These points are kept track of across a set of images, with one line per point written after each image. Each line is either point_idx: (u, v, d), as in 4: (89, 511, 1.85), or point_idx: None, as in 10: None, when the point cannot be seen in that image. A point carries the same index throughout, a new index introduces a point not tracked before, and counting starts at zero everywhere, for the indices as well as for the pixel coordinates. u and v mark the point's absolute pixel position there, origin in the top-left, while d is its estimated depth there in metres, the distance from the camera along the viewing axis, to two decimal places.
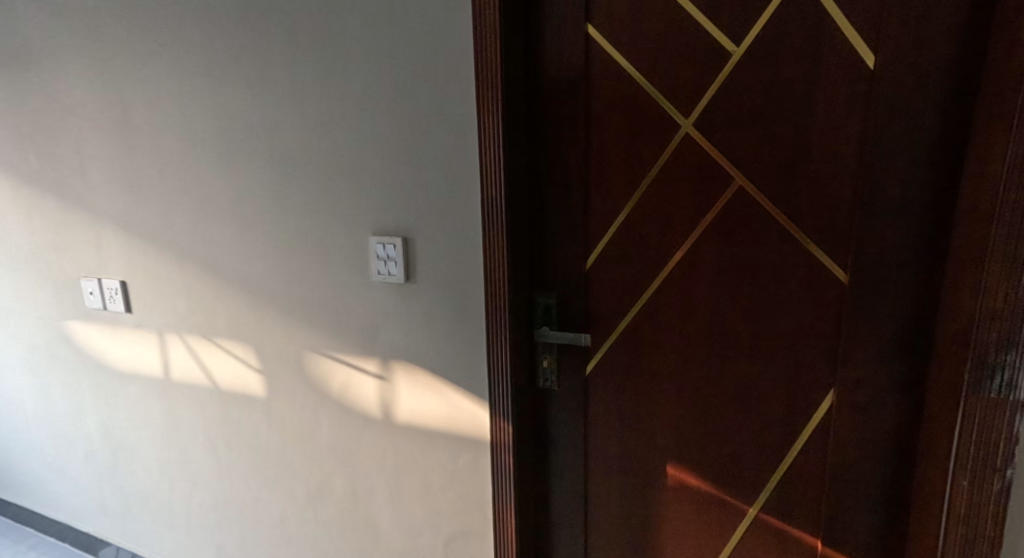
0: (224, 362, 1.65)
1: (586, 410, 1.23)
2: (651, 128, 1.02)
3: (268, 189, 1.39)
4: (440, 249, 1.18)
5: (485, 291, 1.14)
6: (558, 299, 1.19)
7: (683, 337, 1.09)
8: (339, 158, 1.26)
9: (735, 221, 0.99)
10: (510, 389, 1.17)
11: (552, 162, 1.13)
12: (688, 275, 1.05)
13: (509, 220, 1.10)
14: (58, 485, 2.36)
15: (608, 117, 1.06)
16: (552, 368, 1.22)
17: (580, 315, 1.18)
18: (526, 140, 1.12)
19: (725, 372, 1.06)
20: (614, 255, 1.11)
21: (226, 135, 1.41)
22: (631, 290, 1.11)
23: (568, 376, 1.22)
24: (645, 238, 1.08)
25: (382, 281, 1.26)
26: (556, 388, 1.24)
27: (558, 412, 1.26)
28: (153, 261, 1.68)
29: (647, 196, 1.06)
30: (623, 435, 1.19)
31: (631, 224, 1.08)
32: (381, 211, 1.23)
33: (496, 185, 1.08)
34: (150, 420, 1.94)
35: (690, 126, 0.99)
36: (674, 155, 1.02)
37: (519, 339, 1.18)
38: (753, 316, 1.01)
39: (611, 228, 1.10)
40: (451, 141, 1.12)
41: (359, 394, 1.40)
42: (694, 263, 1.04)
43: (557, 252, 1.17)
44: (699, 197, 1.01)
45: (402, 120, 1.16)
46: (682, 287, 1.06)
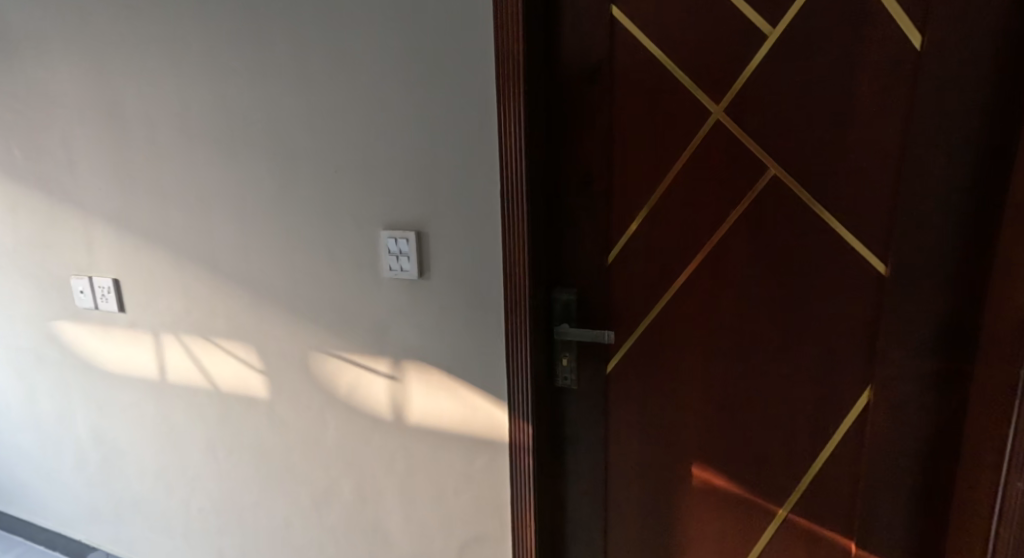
0: (223, 363, 1.59)
1: (607, 410, 1.19)
2: (679, 116, 0.99)
3: (271, 182, 1.33)
4: (456, 243, 1.13)
5: (504, 286, 1.10)
6: (578, 295, 1.15)
7: (710, 334, 1.05)
8: (349, 150, 1.20)
9: (768, 212, 0.95)
10: (529, 388, 1.13)
11: (573, 153, 1.08)
12: (717, 269, 1.02)
13: (531, 213, 1.05)
14: (47, 491, 2.28)
15: (634, 104, 1.01)
16: (572, 367, 1.18)
17: (601, 312, 1.14)
18: (546, 129, 1.08)
19: (754, 370, 1.03)
20: (638, 249, 1.07)
21: (227, 126, 1.35)
22: (656, 285, 1.08)
23: (588, 375, 1.18)
24: (671, 232, 1.04)
25: (393, 277, 1.21)
26: (575, 388, 1.20)
27: (577, 412, 1.22)
28: (147, 259, 1.61)
29: (675, 187, 1.02)
30: (645, 435, 1.16)
31: (657, 217, 1.04)
32: (394, 204, 1.18)
33: (517, 176, 1.03)
34: (144, 424, 1.88)
35: (721, 113, 0.96)
36: (704, 144, 0.98)
37: (538, 336, 1.13)
38: (785, 312, 0.98)
39: (635, 220, 1.06)
40: (470, 131, 1.07)
41: (369, 394, 1.35)
42: (723, 256, 1.00)
43: (578, 246, 1.12)
44: (730, 187, 0.97)
45: (416, 108, 1.11)
46: (710, 282, 1.03)
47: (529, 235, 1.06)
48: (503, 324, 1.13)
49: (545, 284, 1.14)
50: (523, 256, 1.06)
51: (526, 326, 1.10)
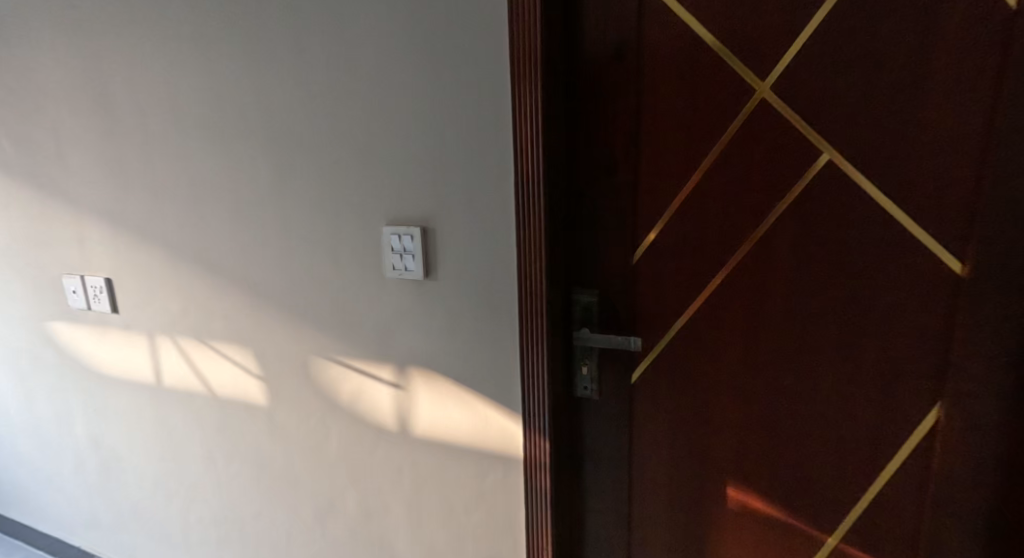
0: (220, 368, 1.50)
1: (631, 422, 1.08)
2: (718, 96, 0.87)
3: (265, 175, 1.23)
4: (466, 241, 1.03)
5: (519, 288, 0.99)
6: (601, 297, 1.04)
7: (749, 340, 0.94)
8: (349, 138, 1.10)
9: (819, 204, 0.84)
10: (547, 400, 1.02)
11: (595, 139, 0.97)
12: (759, 268, 0.91)
13: (549, 206, 0.94)
14: (46, 496, 2.22)
15: (665, 83, 0.90)
16: (592, 375, 1.07)
17: (626, 315, 1.03)
18: (565, 112, 0.97)
19: (800, 381, 0.92)
20: (668, 246, 0.96)
21: (218, 114, 1.25)
22: (688, 286, 0.97)
23: (611, 385, 1.08)
24: (707, 226, 0.93)
25: (397, 278, 1.11)
26: (596, 398, 1.09)
27: (598, 425, 1.11)
28: (139, 257, 1.52)
29: (711, 176, 0.91)
30: (674, 451, 1.05)
31: (691, 210, 0.93)
32: (397, 197, 1.08)
33: (533, 166, 0.92)
34: (141, 429, 1.80)
35: (767, 91, 0.85)
36: (745, 126, 0.87)
37: (557, 343, 1.03)
38: (837, 316, 0.87)
39: (666, 214, 0.95)
40: (480, 116, 0.97)
41: (373, 404, 1.25)
42: (767, 254, 0.89)
43: (600, 243, 1.02)
44: (775, 177, 0.87)
45: (420, 92, 1.01)
46: (752, 283, 0.92)
47: (548, 230, 0.95)
48: (517, 329, 1.02)
49: (564, 285, 1.04)
50: (541, 254, 0.95)
51: (544, 332, 0.99)
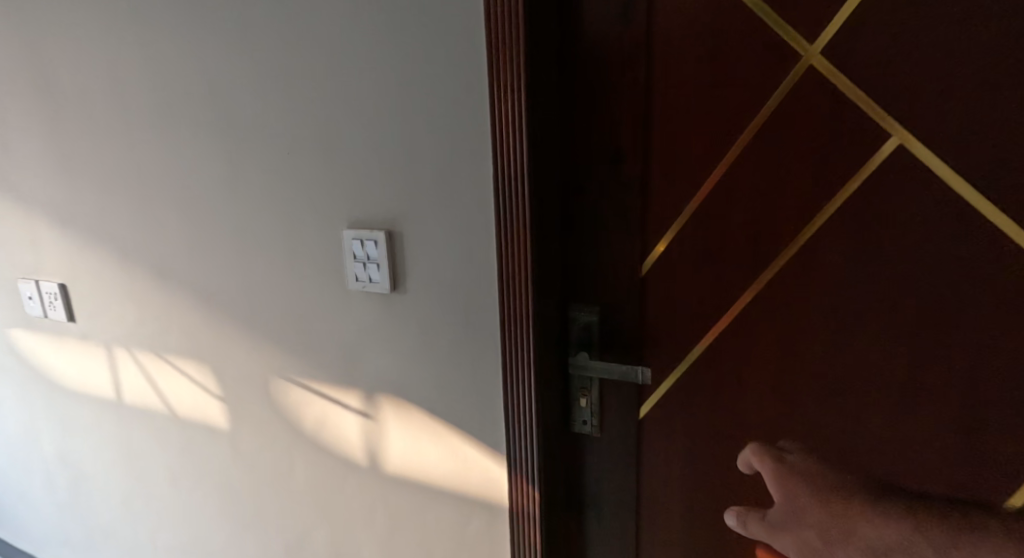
0: (178, 386, 1.34)
1: (639, 461, 0.91)
2: (751, 65, 0.70)
3: (213, 169, 1.06)
4: (439, 246, 0.85)
5: (501, 304, 0.81)
6: (602, 314, 0.86)
7: (787, 369, 0.76)
8: (304, 125, 0.93)
9: (883, 203, 0.66)
10: (537, 440, 0.85)
11: (597, 122, 0.80)
12: (800, 281, 0.73)
13: (536, 204, 0.76)
14: (17, 512, 2.09)
15: (684, 51, 0.73)
16: (592, 406, 0.90)
17: (633, 335, 0.86)
18: (560, 90, 0.80)
19: (850, 422, 0.73)
20: (686, 252, 0.79)
21: (159, 98, 1.08)
22: (709, 300, 0.79)
23: (615, 418, 0.90)
24: (734, 229, 0.75)
25: (362, 290, 0.93)
26: (598, 434, 0.91)
27: (599, 465, 0.93)
28: (90, 261, 1.36)
29: (740, 167, 0.73)
30: (690, 497, 0.88)
31: (714, 208, 0.76)
32: (359, 194, 0.90)
33: (516, 154, 0.74)
34: (104, 446, 1.65)
35: (815, 57, 0.67)
36: (786, 102, 0.69)
37: (549, 370, 0.85)
38: (901, 344, 0.68)
39: (684, 212, 0.78)
40: (453, 94, 0.79)
41: (340, 434, 1.09)
42: (811, 263, 0.71)
43: (603, 249, 0.84)
44: (824, 168, 0.68)
45: (382, 66, 0.84)
46: (791, 299, 0.74)
47: (535, 235, 0.77)
48: (500, 354, 0.84)
49: (558, 301, 0.86)
50: (527, 264, 0.77)
51: (532, 360, 0.81)
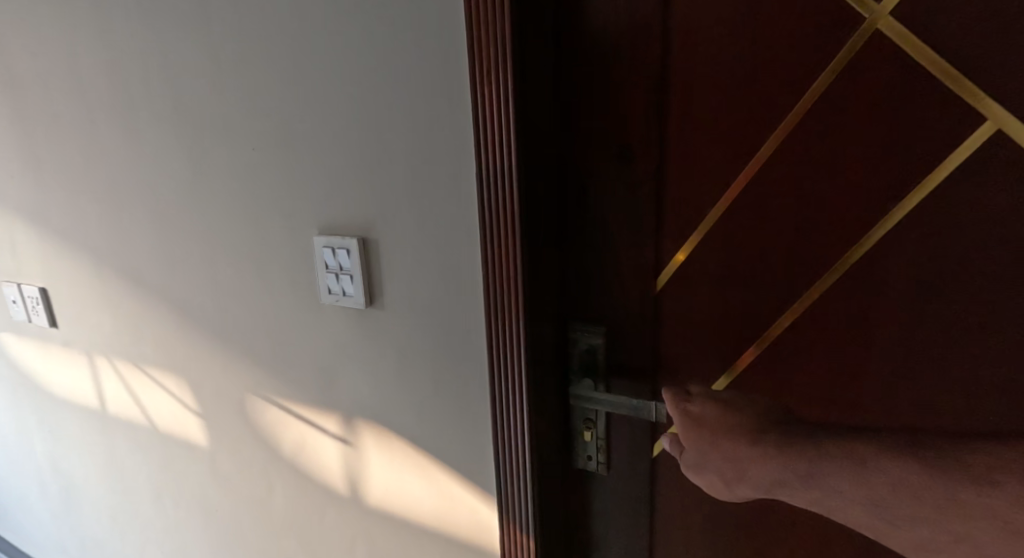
0: (157, 399, 1.25)
1: (653, 506, 0.78)
2: (794, 36, 0.56)
3: (180, 167, 0.96)
4: (418, 256, 0.75)
5: (488, 324, 0.70)
6: (608, 336, 0.74)
7: (834, 407, 0.64)
8: (271, 117, 0.83)
9: (966, 207, 0.52)
10: (531, 483, 0.73)
11: (603, 110, 0.67)
12: (852, 302, 0.60)
13: (527, 209, 0.64)
14: (17, 518, 2.04)
15: (710, 21, 0.60)
16: (598, 441, 0.77)
17: (646, 361, 0.73)
18: (557, 73, 0.68)
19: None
20: (711, 265, 0.67)
21: (122, 88, 0.99)
22: (739, 322, 0.67)
23: (624, 456, 0.78)
24: (771, 238, 0.63)
25: (334, 305, 0.83)
26: (607, 473, 0.79)
27: (607, 507, 0.81)
28: (67, 264, 1.28)
29: (780, 163, 0.60)
30: (712, 546, 0.76)
31: (745, 213, 0.63)
32: (332, 195, 0.80)
33: (501, 148, 0.63)
34: (93, 456, 1.58)
35: (879, 23, 0.53)
36: (839, 83, 0.56)
37: (547, 401, 0.73)
38: (980, 380, 0.55)
39: (710, 218, 0.65)
40: (429, 79, 0.68)
41: (319, 459, 0.98)
42: (866, 281, 0.58)
43: (608, 260, 0.71)
44: (887, 164, 0.55)
45: (352, 47, 0.73)
46: (841, 324, 0.61)
47: (525, 244, 0.65)
48: (489, 381, 0.73)
49: (557, 319, 0.74)
50: (516, 278, 0.66)
51: (523, 390, 0.69)
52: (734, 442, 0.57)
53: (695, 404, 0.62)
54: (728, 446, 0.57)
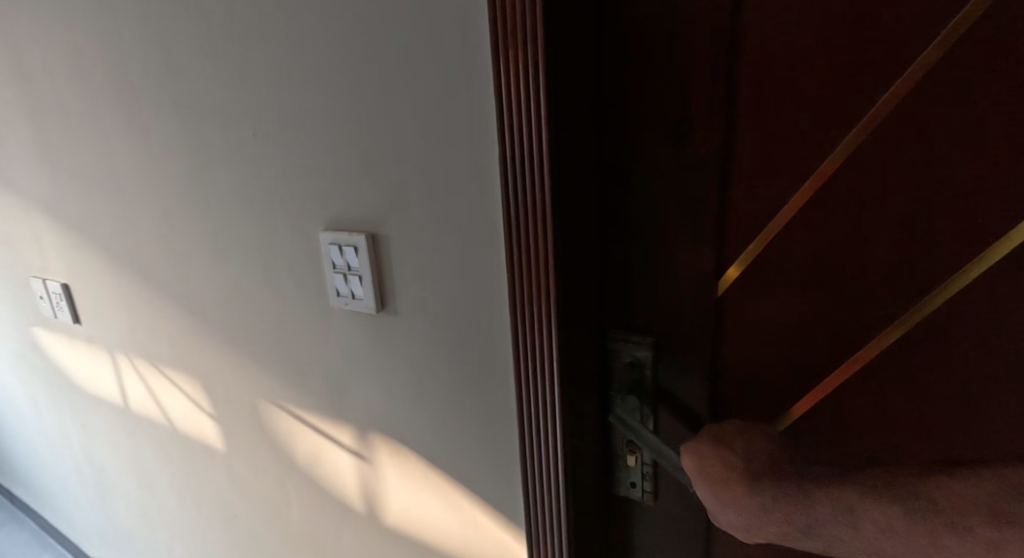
0: (175, 399, 1.20)
1: (706, 547, 0.67)
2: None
3: (184, 157, 0.89)
4: (432, 255, 0.65)
5: (513, 334, 0.60)
6: (655, 349, 0.62)
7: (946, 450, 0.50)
8: (272, 98, 0.74)
9: None
10: (565, 518, 0.63)
11: (653, 80, 0.55)
12: (977, 321, 0.46)
13: (559, 199, 0.53)
14: (57, 505, 2.06)
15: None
16: (643, 466, 0.66)
17: (700, 381, 0.61)
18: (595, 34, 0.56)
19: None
20: (786, 267, 0.54)
21: (123, 74, 0.92)
22: (821, 340, 0.54)
23: (673, 485, 0.66)
24: (865, 235, 0.50)
25: (346, 308, 0.76)
26: (653, 503, 0.68)
27: (652, 542, 0.70)
28: (85, 259, 1.24)
29: (883, 140, 0.47)
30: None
31: (834, 204, 0.51)
32: (340, 188, 0.71)
33: (528, 130, 0.52)
34: (121, 452, 1.55)
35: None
36: (972, 33, 0.42)
37: (585, 425, 0.63)
38: None
39: (787, 210, 0.53)
40: (441, 48, 0.58)
41: (334, 474, 0.90)
42: (996, 296, 0.45)
43: (656, 260, 0.60)
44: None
45: (354, 16, 0.63)
46: (961, 348, 0.47)
47: (558, 241, 0.54)
48: (515, 400, 0.63)
49: (597, 329, 0.63)
50: (547, 282, 0.55)
51: (556, 414, 0.59)
52: (735, 491, 0.51)
53: (704, 448, 0.54)
54: (730, 496, 0.51)
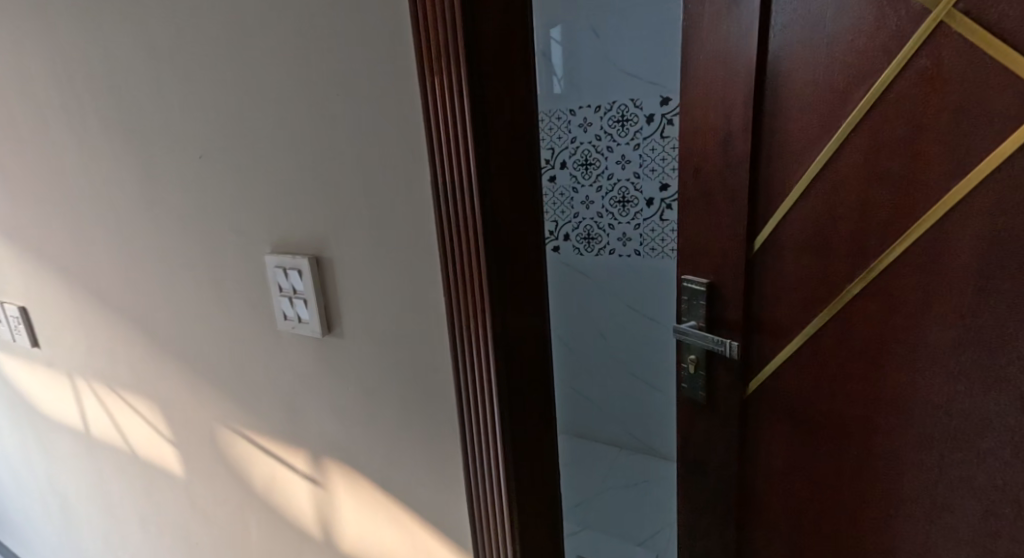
0: (133, 424, 1.17)
1: (746, 440, 0.93)
2: (869, 26, 0.67)
3: (136, 178, 0.87)
4: (371, 275, 0.67)
5: (451, 344, 0.62)
6: (707, 296, 0.91)
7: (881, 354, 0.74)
8: (214, 120, 0.74)
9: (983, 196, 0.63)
10: (507, 520, 0.65)
11: (715, 98, 0.82)
12: (922, 257, 0.69)
13: (490, 209, 0.58)
14: (23, 535, 1.98)
15: (805, 13, 0.72)
16: (699, 374, 0.96)
17: (738, 322, 0.89)
18: (504, 59, 0.58)
19: (985, 408, 0.66)
20: (794, 237, 0.80)
21: (70, 99, 0.91)
22: (818, 284, 0.79)
23: (720, 392, 0.95)
24: (837, 213, 0.75)
25: (292, 332, 0.76)
26: (706, 403, 0.97)
27: (706, 433, 0.99)
28: (40, 282, 1.21)
29: (857, 143, 0.71)
30: (800, 486, 0.88)
31: (827, 190, 0.76)
32: (280, 212, 0.72)
33: (455, 156, 0.56)
34: (83, 479, 1.50)
35: (943, 14, 0.62)
36: (912, 66, 0.65)
37: (525, 430, 0.66)
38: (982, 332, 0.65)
39: (796, 191, 0.78)
40: (369, 75, 0.60)
41: (290, 500, 0.89)
42: (936, 242, 0.67)
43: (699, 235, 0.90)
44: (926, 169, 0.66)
45: (283, 44, 0.65)
46: (911, 277, 0.70)
47: (489, 252, 0.58)
48: (455, 412, 0.65)
49: (535, 337, 0.67)
50: (480, 286, 0.59)
51: (495, 421, 0.63)
52: None
53: None
54: None
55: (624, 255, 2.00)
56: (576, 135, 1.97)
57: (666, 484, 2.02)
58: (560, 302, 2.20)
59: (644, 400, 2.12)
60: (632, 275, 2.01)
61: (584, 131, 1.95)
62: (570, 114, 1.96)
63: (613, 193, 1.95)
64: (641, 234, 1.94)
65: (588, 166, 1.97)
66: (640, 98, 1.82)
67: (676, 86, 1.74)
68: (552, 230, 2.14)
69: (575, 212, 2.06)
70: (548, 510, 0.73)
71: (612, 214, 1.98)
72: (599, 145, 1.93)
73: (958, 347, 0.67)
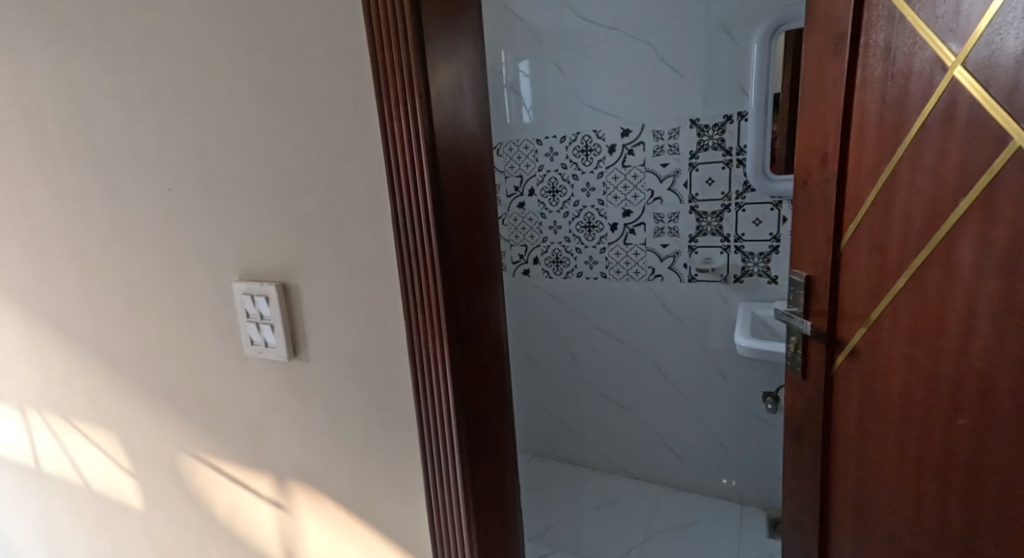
0: (89, 455, 1.15)
1: (828, 421, 0.98)
2: (911, 73, 0.77)
3: (106, 211, 0.89)
4: (332, 296, 0.70)
5: (411, 359, 0.66)
6: (802, 278, 0.99)
7: (913, 355, 0.81)
8: (186, 157, 0.77)
9: (978, 222, 0.70)
10: (465, 523, 0.68)
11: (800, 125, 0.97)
12: (937, 270, 0.76)
13: (442, 230, 0.62)
14: None
15: (873, 57, 0.81)
16: (797, 353, 1.02)
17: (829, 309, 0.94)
18: (453, 96, 0.63)
19: (984, 404, 0.72)
20: (863, 245, 0.87)
21: (39, 137, 0.92)
22: (876, 286, 0.86)
23: (814, 372, 0.99)
24: (881, 228, 0.83)
25: (259, 357, 0.78)
26: (801, 380, 1.02)
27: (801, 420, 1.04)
28: None
29: (902, 167, 0.79)
30: (849, 473, 0.95)
31: (883, 205, 0.83)
32: (251, 242, 0.74)
33: (412, 184, 0.61)
34: (32, 519, 1.44)
35: (957, 68, 0.70)
36: (938, 108, 0.73)
37: (481, 437, 0.70)
38: (977, 341, 0.72)
39: (864, 205, 0.86)
40: (332, 113, 0.64)
41: (253, 526, 0.89)
42: (952, 254, 0.74)
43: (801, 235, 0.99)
44: (943, 197, 0.74)
45: (253, 84, 0.69)
46: (929, 288, 0.77)
47: (443, 269, 0.62)
48: (415, 423, 0.68)
49: (490, 347, 0.71)
50: (436, 301, 0.63)
51: (450, 429, 0.66)
52: None
53: None
54: None
55: (591, 278, 2.07)
56: (543, 164, 2.05)
57: (639, 503, 2.06)
58: (529, 322, 2.25)
59: (614, 419, 2.16)
60: (598, 298, 2.07)
61: (550, 160, 2.03)
62: (537, 143, 2.04)
63: (579, 218, 2.03)
64: (606, 257, 2.01)
65: (556, 193, 2.05)
66: (602, 129, 1.91)
67: (635, 117, 1.84)
68: (522, 254, 2.20)
69: (544, 237, 2.12)
70: (504, 514, 0.76)
71: (579, 238, 2.05)
72: (566, 173, 2.01)
73: (967, 348, 0.73)
